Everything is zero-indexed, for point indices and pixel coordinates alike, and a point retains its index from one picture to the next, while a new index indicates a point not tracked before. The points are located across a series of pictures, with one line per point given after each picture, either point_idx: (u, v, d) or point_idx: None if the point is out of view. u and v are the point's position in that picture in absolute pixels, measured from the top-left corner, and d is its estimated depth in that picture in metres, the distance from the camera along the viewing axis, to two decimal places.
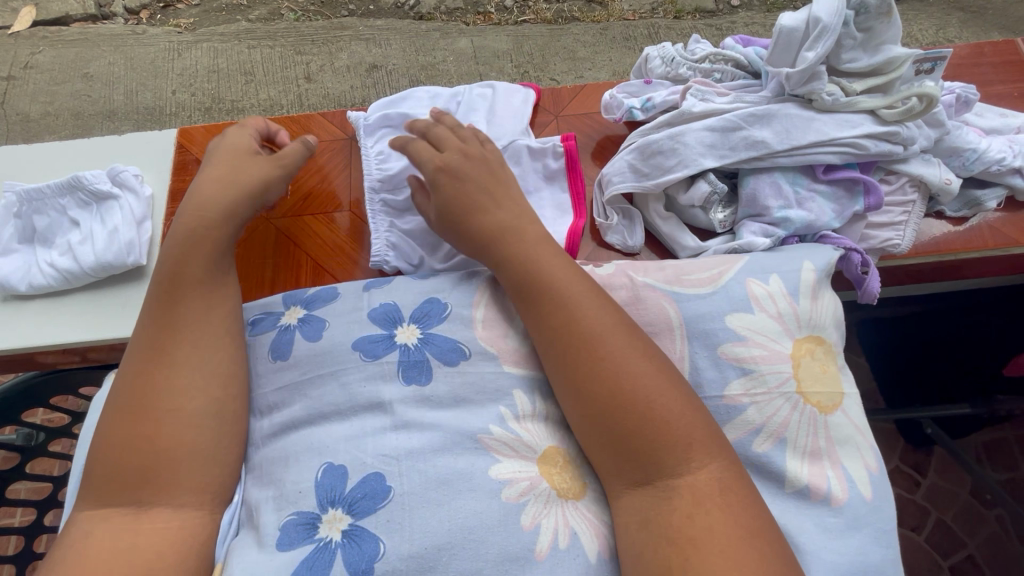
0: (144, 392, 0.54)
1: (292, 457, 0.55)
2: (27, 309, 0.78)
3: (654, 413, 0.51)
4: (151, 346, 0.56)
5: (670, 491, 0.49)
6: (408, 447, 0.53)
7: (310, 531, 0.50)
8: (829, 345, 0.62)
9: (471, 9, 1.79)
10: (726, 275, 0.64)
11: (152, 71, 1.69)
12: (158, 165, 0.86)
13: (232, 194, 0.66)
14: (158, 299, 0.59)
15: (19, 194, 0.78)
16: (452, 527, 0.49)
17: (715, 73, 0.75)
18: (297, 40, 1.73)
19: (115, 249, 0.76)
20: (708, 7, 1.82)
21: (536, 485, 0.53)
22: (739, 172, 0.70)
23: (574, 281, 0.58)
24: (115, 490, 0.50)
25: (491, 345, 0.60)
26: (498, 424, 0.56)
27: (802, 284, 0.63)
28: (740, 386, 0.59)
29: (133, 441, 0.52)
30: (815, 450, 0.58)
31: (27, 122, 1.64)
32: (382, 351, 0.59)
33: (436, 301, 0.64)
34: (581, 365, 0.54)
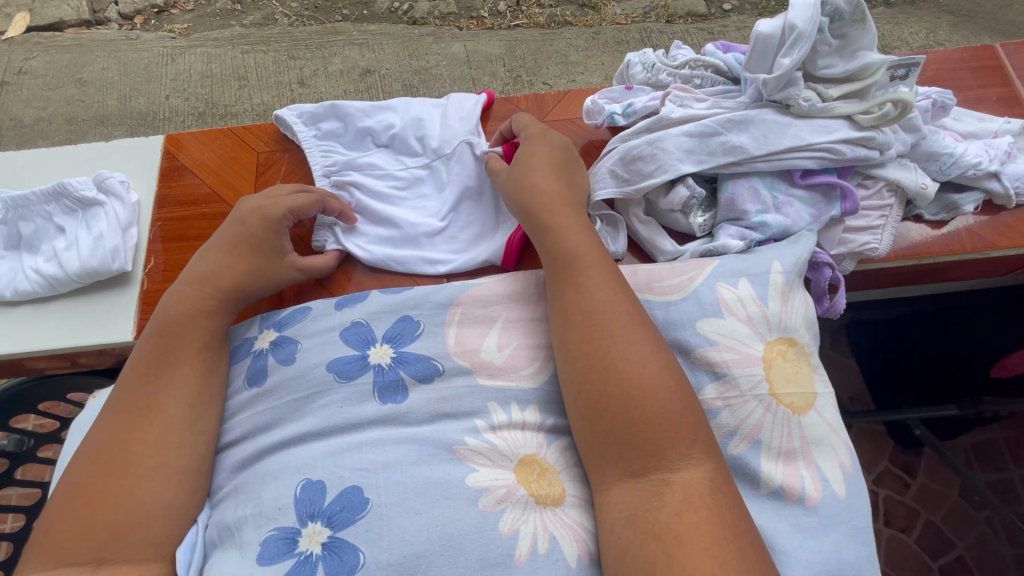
0: (127, 447, 0.55)
1: (270, 476, 0.55)
2: (12, 314, 0.78)
3: (664, 406, 0.51)
4: (137, 403, 0.57)
5: (663, 485, 0.48)
6: (386, 459, 0.54)
7: (290, 546, 0.50)
8: (800, 346, 0.62)
9: (464, 14, 1.80)
10: (695, 281, 0.65)
11: (146, 76, 1.70)
12: (144, 171, 0.86)
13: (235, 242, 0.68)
14: (153, 357, 0.60)
15: (6, 200, 0.78)
16: (432, 534, 0.49)
17: (695, 79, 0.76)
18: (290, 45, 1.73)
19: (100, 255, 0.77)
20: (700, 11, 1.83)
21: (513, 492, 0.53)
22: (718, 177, 0.71)
23: (595, 263, 0.59)
24: (74, 545, 0.50)
25: (463, 357, 0.62)
26: (473, 435, 0.56)
27: (771, 286, 0.64)
28: (714, 390, 0.60)
29: (105, 497, 0.52)
30: (790, 451, 0.58)
31: (20, 127, 1.65)
32: (356, 372, 0.60)
33: (409, 318, 0.66)
34: (589, 349, 0.55)
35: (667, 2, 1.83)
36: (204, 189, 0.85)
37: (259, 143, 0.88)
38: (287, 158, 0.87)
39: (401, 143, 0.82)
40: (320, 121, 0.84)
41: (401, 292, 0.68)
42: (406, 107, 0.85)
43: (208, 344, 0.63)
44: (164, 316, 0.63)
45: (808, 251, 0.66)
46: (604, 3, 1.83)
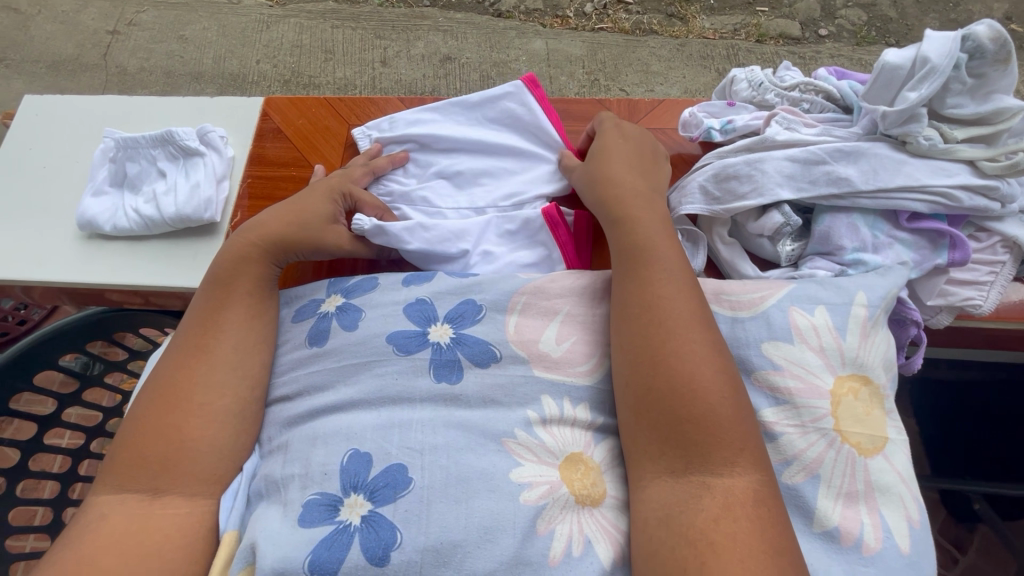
0: (182, 384, 0.56)
1: (319, 438, 0.53)
2: (107, 247, 0.84)
3: (716, 405, 0.49)
4: (194, 343, 0.59)
5: (704, 488, 0.46)
6: (433, 442, 0.51)
7: (331, 513, 0.48)
8: (875, 386, 0.55)
9: (549, 12, 1.79)
10: (768, 300, 0.59)
11: (241, 40, 1.78)
12: (241, 130, 0.90)
13: (297, 200, 0.70)
14: (209, 302, 0.61)
15: (116, 141, 0.83)
16: (468, 525, 0.47)
17: (804, 103, 0.72)
18: (378, 24, 1.78)
19: (194, 203, 0.80)
20: (793, 34, 1.76)
21: (556, 489, 0.50)
22: (815, 208, 0.67)
23: (669, 258, 0.59)
24: (129, 475, 0.52)
25: (521, 348, 0.58)
26: (524, 428, 0.53)
27: (851, 319, 0.57)
28: (774, 415, 0.54)
29: (160, 431, 0.53)
30: (853, 492, 0.52)
31: (123, 75, 1.76)
32: (415, 347, 0.58)
33: (471, 301, 0.62)
34: (647, 341, 0.53)
35: (760, 21, 1.77)
36: (295, 153, 0.88)
37: (351, 115, 0.90)
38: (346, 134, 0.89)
39: (475, 153, 0.81)
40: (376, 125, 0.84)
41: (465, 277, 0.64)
42: (462, 112, 0.83)
43: (256, 291, 0.63)
44: (217, 268, 0.63)
45: (896, 286, 0.59)
46: (693, 16, 1.78)
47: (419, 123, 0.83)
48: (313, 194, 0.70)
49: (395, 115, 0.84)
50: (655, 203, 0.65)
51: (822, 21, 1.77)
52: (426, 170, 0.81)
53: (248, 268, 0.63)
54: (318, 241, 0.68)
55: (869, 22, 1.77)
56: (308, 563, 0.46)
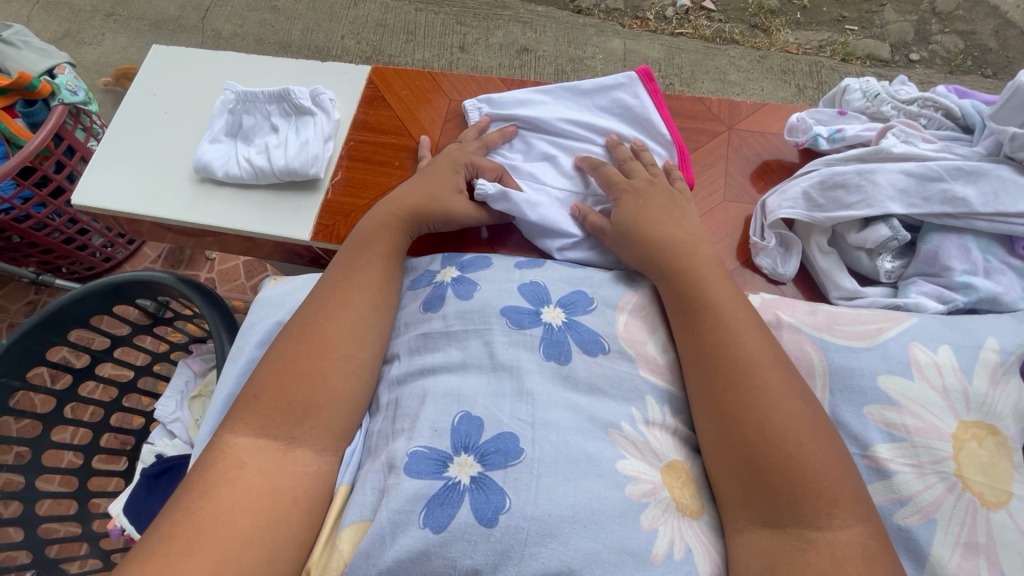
0: (322, 335, 0.59)
1: (430, 397, 0.56)
2: (218, 194, 0.89)
3: (807, 457, 0.48)
4: (330, 296, 0.63)
5: (807, 541, 0.46)
6: (545, 417, 0.53)
7: (440, 468, 0.51)
8: (1003, 437, 0.52)
9: (630, 12, 1.79)
10: (885, 333, 0.60)
11: (330, 15, 1.85)
12: (348, 95, 0.95)
13: (419, 183, 0.75)
14: (347, 263, 0.66)
15: (237, 94, 0.89)
16: (578, 503, 0.48)
17: (921, 118, 0.71)
18: (461, 11, 1.82)
19: (303, 158, 0.85)
20: (881, 56, 1.69)
21: (658, 491, 0.52)
22: (923, 226, 0.66)
23: (731, 305, 0.59)
24: (273, 415, 0.54)
25: (630, 346, 0.61)
26: (630, 422, 0.55)
27: (980, 362, 0.55)
28: (888, 451, 0.54)
29: (303, 378, 0.56)
30: (972, 543, 0.50)
31: (217, 39, 1.86)
32: (526, 324, 0.60)
33: (583, 293, 0.65)
34: (721, 391, 0.54)
35: (848, 40, 1.71)
36: (396, 122, 0.92)
37: (452, 91, 0.94)
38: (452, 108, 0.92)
39: (581, 140, 0.83)
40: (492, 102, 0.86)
41: (575, 272, 0.69)
42: (574, 99, 0.85)
43: (389, 257, 0.68)
44: (361, 230, 0.70)
45: None
46: (777, 28, 1.74)
47: (525, 105, 0.85)
48: (438, 173, 0.76)
49: (508, 94, 0.87)
50: (705, 250, 0.64)
51: (914, 45, 1.70)
52: (529, 150, 0.83)
53: (382, 237, 0.69)
54: (449, 208, 0.73)
55: (965, 50, 1.69)
56: (421, 515, 0.49)
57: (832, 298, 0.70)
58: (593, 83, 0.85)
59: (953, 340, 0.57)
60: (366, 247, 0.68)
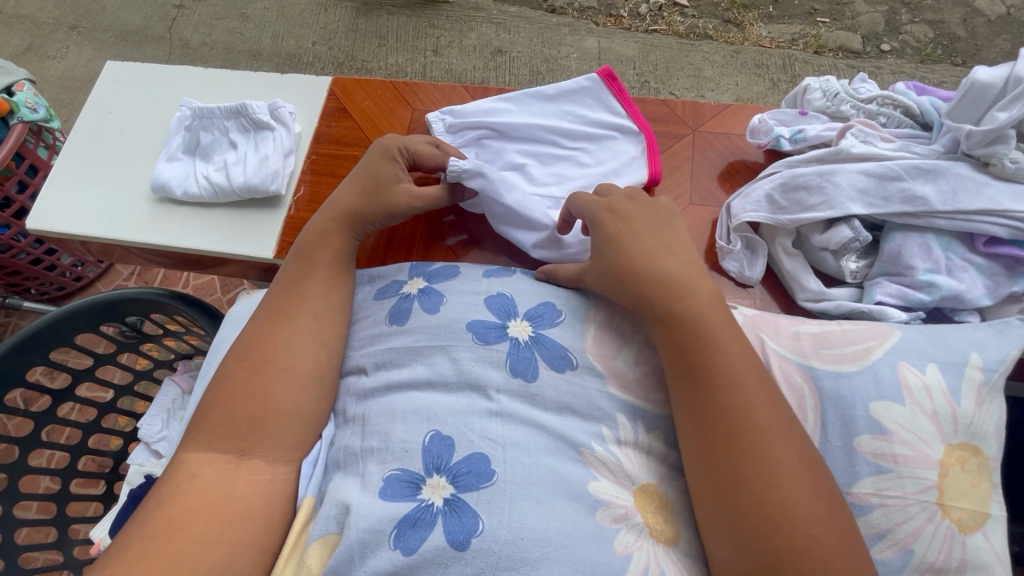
0: (267, 347, 0.59)
1: (399, 414, 0.55)
2: (178, 212, 0.87)
3: (819, 533, 0.45)
4: (275, 308, 0.62)
5: None
6: (514, 438, 0.52)
7: (413, 489, 0.50)
8: (985, 458, 0.53)
9: (603, 11, 1.78)
10: (873, 353, 0.58)
11: (300, 21, 1.82)
12: (310, 107, 0.93)
13: (359, 181, 0.72)
14: (292, 273, 0.66)
15: (193, 110, 0.87)
16: (551, 526, 0.47)
17: (881, 117, 0.71)
18: (432, 14, 1.80)
19: (263, 174, 0.83)
20: (853, 48, 1.70)
21: (631, 516, 0.51)
22: (886, 226, 0.66)
23: (736, 357, 0.52)
24: (220, 434, 0.54)
25: (598, 360, 0.59)
26: (599, 442, 0.54)
27: (966, 382, 0.54)
28: (870, 484, 0.53)
29: (247, 391, 0.56)
30: (943, 567, 0.52)
31: (185, 49, 1.82)
32: (493, 339, 0.59)
33: (550, 305, 0.64)
34: (731, 458, 0.49)
35: (820, 32, 1.72)
36: (359, 133, 0.90)
37: (415, 100, 0.92)
38: (419, 117, 0.91)
39: (553, 146, 0.82)
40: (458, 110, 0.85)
41: (542, 284, 0.67)
42: (539, 105, 0.84)
43: (334, 263, 0.67)
44: (302, 241, 0.68)
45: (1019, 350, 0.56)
46: (750, 23, 1.74)
47: (494, 113, 0.83)
48: (370, 160, 0.73)
49: (475, 101, 0.85)
50: (705, 286, 0.57)
51: (885, 35, 1.71)
52: (495, 159, 0.82)
53: (327, 241, 0.68)
54: (390, 204, 0.71)
55: (935, 38, 1.70)
56: (392, 535, 0.47)
57: (798, 301, 0.70)
58: (558, 89, 0.85)
59: (938, 357, 0.57)
60: (314, 253, 0.67)
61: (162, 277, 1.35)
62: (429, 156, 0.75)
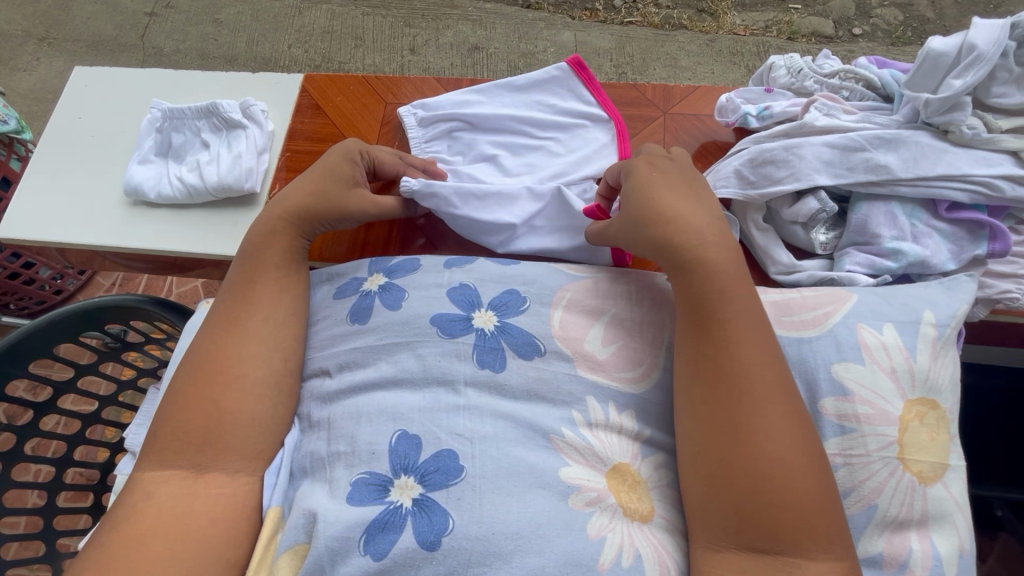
0: (216, 358, 0.58)
1: (365, 416, 0.55)
2: (150, 217, 0.87)
3: (805, 488, 0.47)
4: (225, 317, 0.61)
5: (790, 567, 0.46)
6: (483, 431, 0.53)
7: (381, 493, 0.50)
8: (942, 411, 0.56)
9: (578, 4, 1.79)
10: (832, 317, 0.59)
11: (275, 25, 1.81)
12: (282, 105, 0.93)
13: (306, 182, 0.70)
14: (239, 278, 0.64)
15: (163, 112, 0.87)
16: (523, 518, 0.48)
17: (843, 91, 0.73)
18: (408, 13, 1.80)
19: (236, 173, 0.83)
20: (826, 32, 1.72)
21: (604, 498, 0.52)
22: (851, 197, 0.67)
23: (746, 315, 0.54)
24: (170, 449, 0.54)
25: (566, 346, 0.60)
26: (570, 427, 0.55)
27: (920, 339, 0.57)
28: (836, 445, 0.55)
29: (200, 403, 0.56)
30: (905, 520, 0.54)
31: (159, 56, 1.80)
32: (458, 330, 0.60)
33: (515, 293, 0.64)
34: (729, 413, 0.50)
35: (792, 18, 1.74)
36: (332, 129, 0.90)
37: (388, 94, 0.93)
38: (392, 110, 0.91)
39: (523, 135, 0.83)
40: (427, 105, 0.85)
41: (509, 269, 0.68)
42: (511, 96, 0.85)
43: (281, 266, 0.66)
44: (248, 244, 0.67)
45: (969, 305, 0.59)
46: (724, 11, 1.76)
47: (462, 106, 0.84)
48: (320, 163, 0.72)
49: (443, 95, 0.86)
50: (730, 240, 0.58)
51: (856, 19, 1.74)
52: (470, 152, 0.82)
53: (276, 242, 0.67)
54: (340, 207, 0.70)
55: (905, 21, 1.72)
56: (361, 541, 0.48)
57: (771, 274, 0.71)
58: (526, 79, 0.85)
59: (893, 317, 0.59)
60: (263, 258, 0.66)
61: (144, 286, 1.34)
62: (392, 164, 0.76)
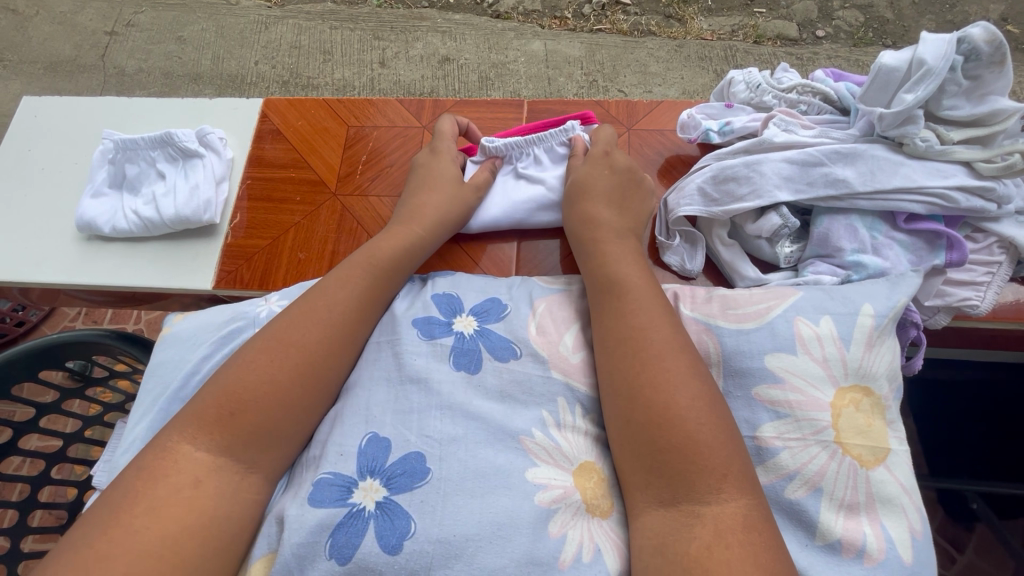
0: (304, 352, 0.56)
1: (341, 419, 0.54)
2: (110, 246, 0.84)
3: (697, 432, 0.48)
4: (316, 305, 0.59)
5: (695, 516, 0.45)
6: (453, 433, 0.52)
7: (345, 494, 0.49)
8: (877, 398, 0.55)
9: (548, 13, 1.78)
10: (773, 311, 0.60)
11: (240, 41, 1.78)
12: (241, 131, 0.91)
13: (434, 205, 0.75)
14: (342, 272, 0.63)
15: (115, 142, 0.83)
16: (483, 520, 0.47)
17: (801, 105, 0.74)
18: (376, 25, 1.78)
19: (194, 205, 0.80)
20: (791, 36, 1.75)
21: (569, 496, 0.51)
22: (813, 210, 0.68)
23: (640, 288, 0.60)
24: (229, 428, 0.51)
25: (542, 347, 0.60)
26: (540, 428, 0.54)
27: (857, 329, 0.57)
28: (773, 429, 0.54)
29: (280, 398, 0.53)
30: (853, 504, 0.52)
31: (121, 76, 1.76)
32: (438, 333, 0.60)
33: (497, 301, 0.65)
34: (628, 366, 0.54)
35: (758, 23, 1.76)
36: (294, 154, 0.89)
37: (350, 118, 0.92)
38: (356, 134, 0.90)
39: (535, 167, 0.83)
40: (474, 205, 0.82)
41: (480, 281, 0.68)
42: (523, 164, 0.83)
43: (385, 272, 0.65)
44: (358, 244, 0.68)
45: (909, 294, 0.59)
46: (691, 17, 1.77)
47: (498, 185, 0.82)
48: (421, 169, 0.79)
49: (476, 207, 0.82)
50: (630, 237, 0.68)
51: (819, 22, 1.77)
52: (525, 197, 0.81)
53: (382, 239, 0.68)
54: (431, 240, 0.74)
55: (866, 23, 1.76)
56: (327, 544, 0.46)
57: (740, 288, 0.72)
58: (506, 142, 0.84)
59: (832, 310, 0.59)
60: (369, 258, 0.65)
61: (111, 316, 1.30)
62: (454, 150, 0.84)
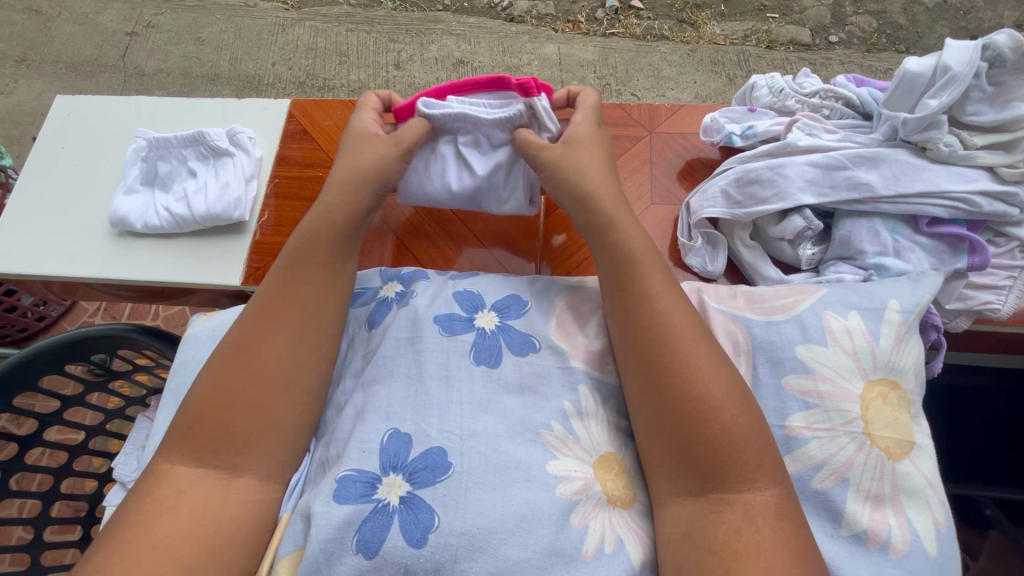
0: (245, 355, 0.56)
1: (369, 410, 0.55)
2: (138, 243, 0.86)
3: (730, 424, 0.49)
4: (263, 310, 0.60)
5: (726, 504, 0.47)
6: (473, 427, 0.53)
7: (369, 491, 0.50)
8: (904, 391, 0.56)
9: (561, 16, 1.80)
10: (800, 304, 0.61)
11: (257, 42, 1.81)
12: (267, 131, 0.93)
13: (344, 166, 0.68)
14: (280, 272, 0.62)
15: (148, 141, 0.85)
16: (506, 513, 0.48)
17: (824, 109, 0.75)
18: (392, 28, 1.80)
19: (225, 202, 0.82)
20: (803, 41, 1.76)
21: (590, 487, 0.51)
22: (836, 213, 0.69)
23: (662, 275, 0.58)
24: (197, 448, 0.53)
25: (561, 340, 0.61)
26: (560, 421, 0.55)
27: (885, 323, 0.58)
28: (802, 419, 0.55)
29: (231, 406, 0.54)
30: (879, 496, 0.52)
31: (141, 76, 1.79)
32: (459, 328, 0.60)
33: (518, 297, 0.66)
34: (655, 356, 0.54)
35: (770, 27, 1.77)
36: (321, 154, 0.91)
37: None
38: None
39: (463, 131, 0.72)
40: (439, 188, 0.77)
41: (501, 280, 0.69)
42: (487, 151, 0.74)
43: (326, 262, 0.63)
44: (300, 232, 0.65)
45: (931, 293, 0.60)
46: (704, 21, 1.78)
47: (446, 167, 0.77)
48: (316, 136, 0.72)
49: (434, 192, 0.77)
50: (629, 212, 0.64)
51: (832, 28, 1.77)
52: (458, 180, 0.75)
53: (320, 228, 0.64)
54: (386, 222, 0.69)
55: (879, 28, 1.76)
56: (353, 541, 0.48)
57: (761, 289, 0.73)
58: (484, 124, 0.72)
59: (858, 305, 0.60)
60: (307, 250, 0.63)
61: (131, 311, 1.32)
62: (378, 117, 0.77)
